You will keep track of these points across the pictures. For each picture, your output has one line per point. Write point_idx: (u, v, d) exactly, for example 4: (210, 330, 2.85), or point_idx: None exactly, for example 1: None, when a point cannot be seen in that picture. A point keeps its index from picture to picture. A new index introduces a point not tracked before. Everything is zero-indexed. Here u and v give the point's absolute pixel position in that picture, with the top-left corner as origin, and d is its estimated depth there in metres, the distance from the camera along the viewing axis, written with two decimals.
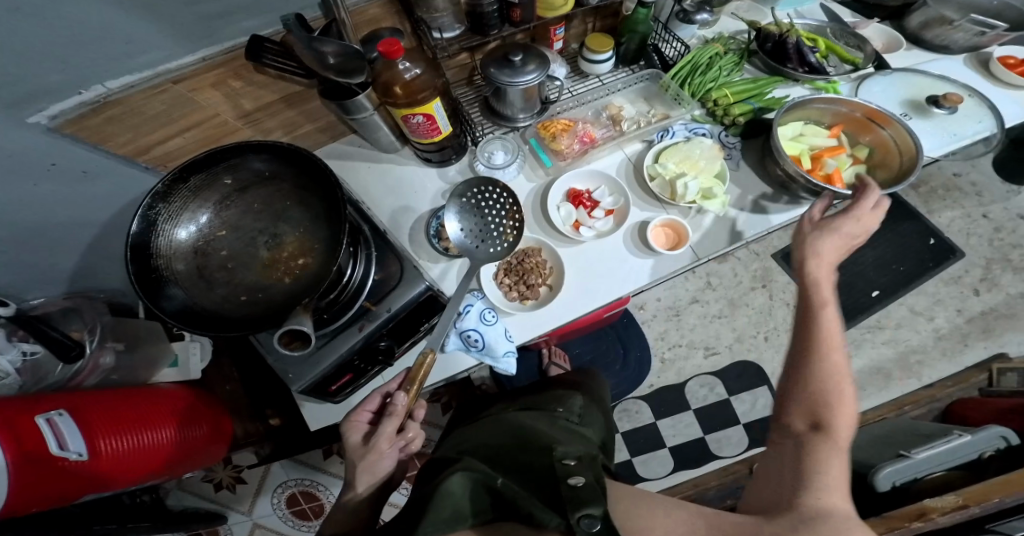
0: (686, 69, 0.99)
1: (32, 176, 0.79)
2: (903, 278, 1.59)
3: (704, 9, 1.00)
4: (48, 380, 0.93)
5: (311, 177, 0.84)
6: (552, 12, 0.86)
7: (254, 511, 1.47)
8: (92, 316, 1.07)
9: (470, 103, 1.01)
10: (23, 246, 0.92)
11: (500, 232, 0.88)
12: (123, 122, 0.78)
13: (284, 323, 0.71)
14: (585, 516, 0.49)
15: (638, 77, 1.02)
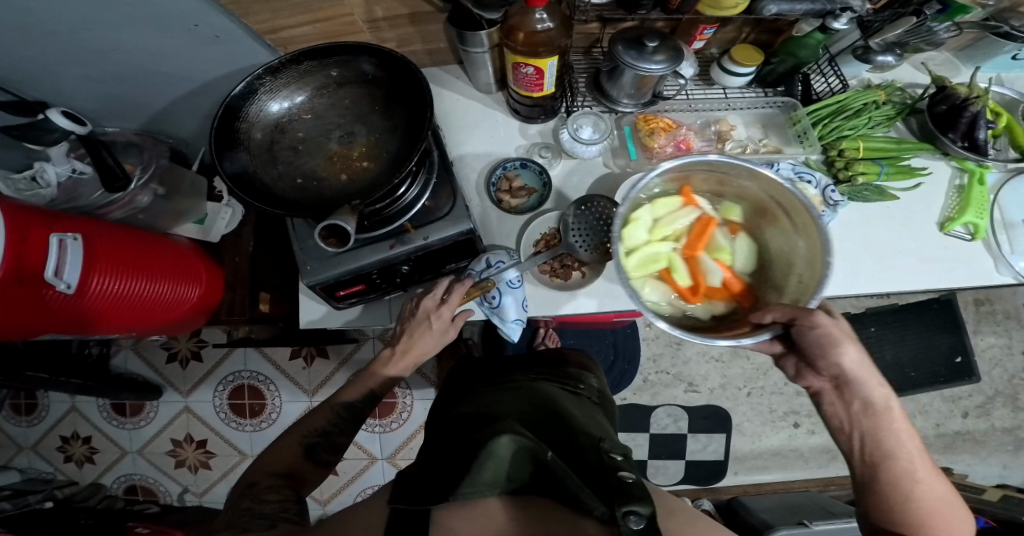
0: (829, 109, 0.89)
1: (157, 30, 0.80)
2: (909, 385, 1.51)
3: (890, 52, 0.85)
4: (81, 202, 0.98)
5: (406, 92, 0.79)
6: (713, 11, 0.76)
7: (191, 395, 1.70)
8: (152, 155, 1.06)
9: (580, 72, 0.98)
10: (115, 82, 0.93)
11: (598, 242, 0.87)
12: (268, 6, 0.77)
13: (327, 217, 0.68)
14: (630, 511, 0.51)
15: (769, 103, 0.93)
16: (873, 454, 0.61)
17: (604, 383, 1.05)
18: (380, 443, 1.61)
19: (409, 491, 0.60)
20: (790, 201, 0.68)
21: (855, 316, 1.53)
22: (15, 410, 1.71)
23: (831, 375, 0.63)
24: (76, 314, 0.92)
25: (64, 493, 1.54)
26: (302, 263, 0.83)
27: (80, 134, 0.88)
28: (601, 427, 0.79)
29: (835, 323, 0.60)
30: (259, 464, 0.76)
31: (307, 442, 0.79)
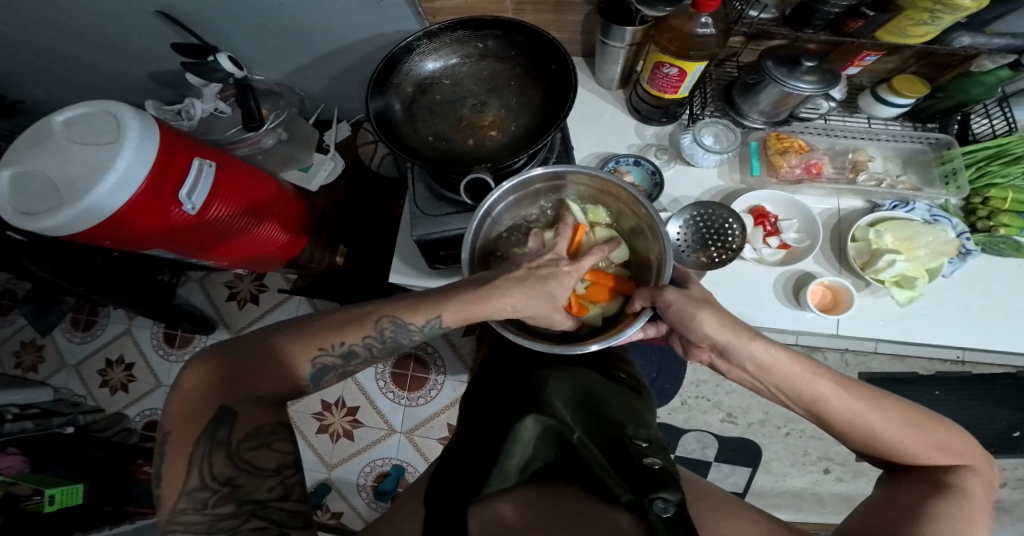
0: (986, 153, 0.91)
1: None
2: None
3: None
4: (213, 135, 1.09)
5: (546, 73, 0.82)
6: (890, 38, 0.78)
7: None
8: (284, 103, 1.16)
9: (710, 83, 0.99)
10: (264, 22, 1.00)
11: (699, 250, 0.89)
12: None
13: (467, 170, 0.75)
14: (658, 498, 0.52)
15: (917, 138, 0.96)
16: (804, 405, 0.64)
17: (638, 370, 1.01)
18: (401, 416, 1.57)
19: (439, 481, 0.60)
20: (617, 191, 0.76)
21: (921, 378, 1.49)
22: (73, 324, 1.74)
23: (708, 346, 0.66)
24: (195, 236, 0.98)
25: (86, 420, 1.49)
26: (412, 215, 0.86)
27: (237, 77, 1.04)
28: (637, 414, 0.77)
29: (682, 296, 0.65)
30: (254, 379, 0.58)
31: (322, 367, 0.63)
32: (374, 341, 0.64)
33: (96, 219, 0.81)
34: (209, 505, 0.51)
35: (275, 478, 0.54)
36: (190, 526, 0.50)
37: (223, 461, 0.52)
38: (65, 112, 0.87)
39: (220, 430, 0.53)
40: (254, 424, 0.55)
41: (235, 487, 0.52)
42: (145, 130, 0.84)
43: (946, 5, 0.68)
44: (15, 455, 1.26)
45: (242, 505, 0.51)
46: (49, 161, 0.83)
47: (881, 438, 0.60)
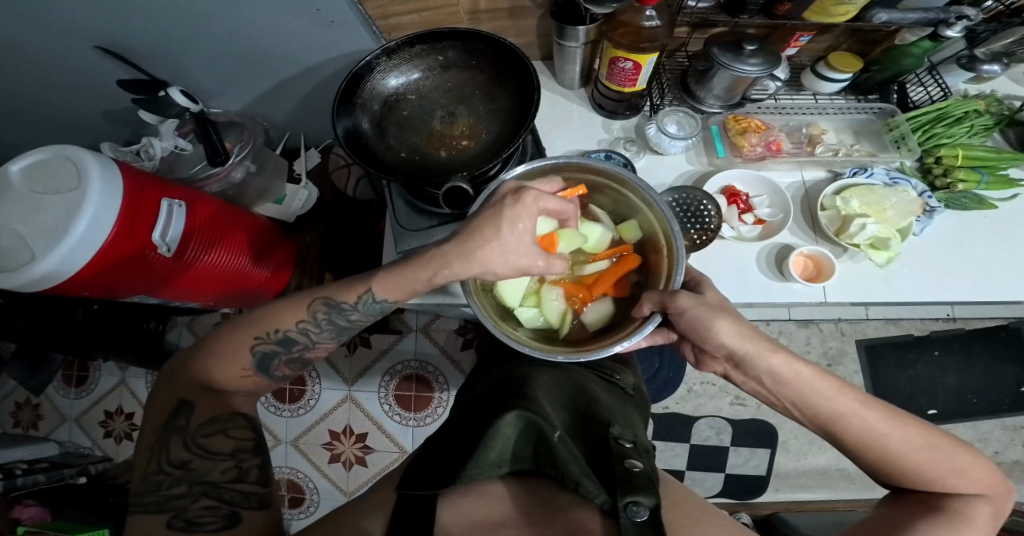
0: (929, 117, 0.94)
1: (282, 7, 0.87)
2: (970, 411, 1.46)
3: (998, 61, 0.88)
4: (180, 174, 1.10)
5: (509, 78, 0.85)
6: (820, 18, 0.79)
7: None
8: (249, 133, 1.15)
9: (666, 72, 1.01)
10: (230, 55, 1.02)
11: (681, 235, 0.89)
12: None
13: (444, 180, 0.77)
14: (631, 502, 0.53)
15: (864, 109, 0.98)
16: (818, 422, 0.64)
17: (637, 378, 1.02)
18: (411, 436, 1.56)
19: (416, 477, 0.61)
20: (627, 187, 0.73)
21: (919, 340, 1.50)
22: (66, 381, 1.72)
23: (724, 355, 0.67)
24: (175, 279, 0.99)
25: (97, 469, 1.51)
26: (398, 232, 0.88)
27: (193, 111, 1.07)
28: (625, 414, 0.79)
29: (698, 304, 0.65)
30: (206, 374, 0.64)
31: (266, 354, 0.66)
32: (310, 326, 0.66)
33: (70, 271, 0.80)
34: (165, 486, 0.59)
35: (229, 462, 0.62)
36: (148, 505, 0.57)
37: (179, 446, 0.61)
38: (22, 160, 0.86)
39: (178, 420, 0.62)
40: (210, 415, 0.63)
41: (190, 470, 0.60)
42: (110, 176, 0.83)
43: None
44: (34, 506, 1.28)
45: (195, 486, 0.59)
46: (12, 216, 0.82)
47: (894, 457, 0.61)
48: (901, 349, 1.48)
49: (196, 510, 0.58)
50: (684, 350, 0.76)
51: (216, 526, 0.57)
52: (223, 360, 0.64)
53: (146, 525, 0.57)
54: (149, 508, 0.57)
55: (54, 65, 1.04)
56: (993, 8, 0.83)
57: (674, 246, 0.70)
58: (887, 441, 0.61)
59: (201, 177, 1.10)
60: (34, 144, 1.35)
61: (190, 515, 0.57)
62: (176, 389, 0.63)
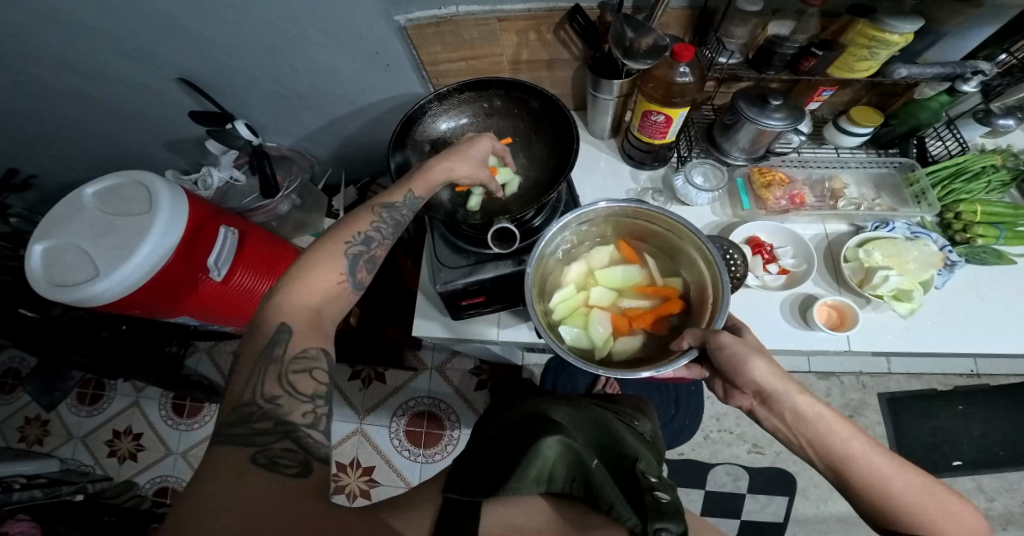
0: (948, 171, 0.98)
1: (344, 48, 0.96)
2: (997, 465, 1.43)
3: (1012, 115, 0.90)
4: (230, 204, 1.22)
5: (546, 122, 0.96)
6: (842, 73, 0.88)
7: None
8: (297, 169, 1.28)
9: (695, 124, 1.08)
10: (289, 91, 1.11)
11: None
12: (443, 40, 0.93)
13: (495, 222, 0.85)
14: (661, 527, 0.54)
15: (885, 163, 1.03)
16: (829, 461, 0.66)
17: (655, 426, 1.04)
18: (418, 472, 1.54)
19: (462, 480, 0.61)
20: (684, 233, 0.79)
21: (941, 393, 1.49)
22: (79, 399, 1.74)
23: (753, 391, 0.69)
24: (208, 299, 1.05)
25: (95, 487, 1.47)
26: (437, 269, 0.91)
27: (253, 143, 1.16)
28: (646, 452, 0.80)
29: (738, 342, 0.68)
30: (298, 295, 0.62)
31: (355, 257, 0.69)
32: (382, 226, 0.73)
33: (127, 286, 0.89)
34: (251, 419, 0.52)
35: (309, 405, 0.57)
36: (234, 435, 0.51)
37: (273, 380, 0.56)
38: (95, 183, 0.98)
39: (276, 348, 0.57)
40: (302, 346, 0.59)
41: (276, 406, 0.55)
42: (177, 204, 0.96)
43: (880, 42, 0.78)
44: (26, 521, 1.16)
45: (279, 424, 0.53)
46: (84, 233, 0.94)
47: (895, 499, 0.62)
48: (922, 400, 1.47)
49: (279, 450, 0.51)
50: (715, 387, 0.77)
51: (295, 471, 0.50)
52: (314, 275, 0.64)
53: (230, 462, 0.49)
54: (225, 439, 0.51)
55: (122, 95, 1.13)
56: (1005, 62, 0.90)
57: (721, 290, 0.73)
58: (885, 485, 0.62)
59: (252, 206, 1.21)
60: (87, 169, 1.44)
61: (271, 454, 0.50)
62: (276, 309, 0.60)
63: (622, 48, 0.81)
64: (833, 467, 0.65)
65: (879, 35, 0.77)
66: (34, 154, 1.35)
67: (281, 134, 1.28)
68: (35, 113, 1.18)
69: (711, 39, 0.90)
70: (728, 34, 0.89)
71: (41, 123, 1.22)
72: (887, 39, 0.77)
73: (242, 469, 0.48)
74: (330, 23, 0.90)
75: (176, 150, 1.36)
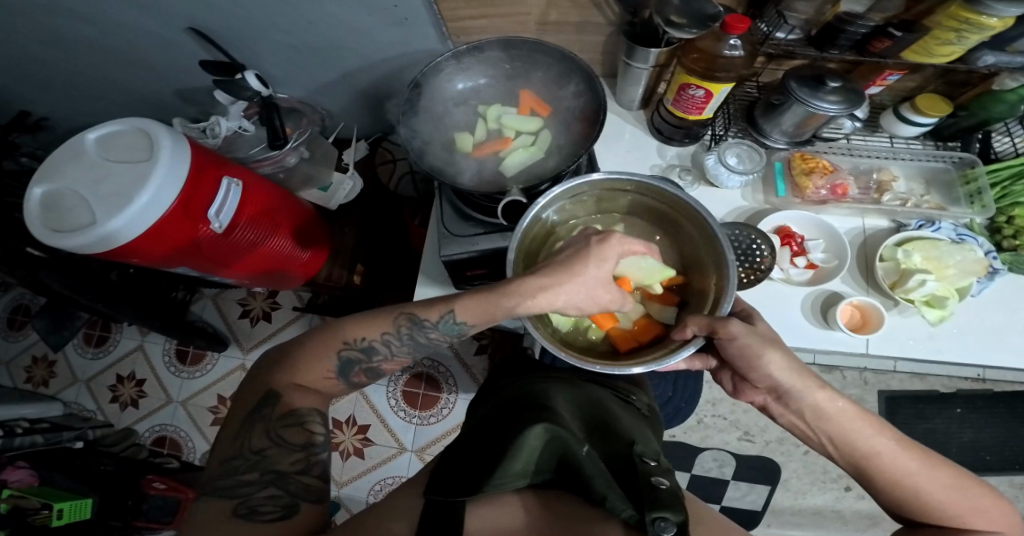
0: (1010, 172, 0.92)
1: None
2: (983, 466, 1.43)
3: None
4: (239, 154, 1.18)
5: (570, 89, 0.92)
6: (915, 57, 0.80)
7: (248, 354, 1.68)
8: (307, 121, 1.24)
9: (737, 100, 1.01)
10: (299, 41, 1.04)
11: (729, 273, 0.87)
12: None
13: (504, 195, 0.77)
14: (658, 517, 0.49)
15: (941, 157, 0.98)
16: (852, 460, 0.62)
17: (653, 400, 1.00)
18: (412, 434, 1.55)
19: (442, 484, 0.59)
20: (687, 211, 0.73)
21: (941, 394, 1.46)
22: (86, 340, 1.75)
23: (766, 387, 0.65)
24: (209, 251, 1.02)
25: (94, 434, 1.52)
26: (442, 236, 0.86)
27: (263, 95, 1.11)
28: (646, 436, 0.75)
29: (750, 332, 0.63)
30: (291, 371, 0.66)
31: (348, 361, 0.68)
32: (391, 339, 0.68)
33: (122, 237, 0.86)
34: (238, 471, 0.58)
35: (301, 454, 0.61)
36: (223, 488, 0.57)
37: (261, 435, 0.61)
38: (98, 130, 0.94)
39: (262, 411, 0.62)
40: (290, 409, 0.63)
41: (265, 457, 0.60)
42: (178, 153, 0.91)
43: (973, 25, 0.71)
44: (25, 470, 1.25)
45: (265, 474, 0.58)
46: (83, 177, 0.90)
47: (921, 495, 0.59)
48: (921, 400, 1.45)
49: (261, 498, 0.56)
50: (723, 381, 0.75)
51: (277, 516, 0.55)
52: (307, 365, 0.67)
53: (214, 510, 0.55)
54: (218, 492, 0.57)
55: (128, 38, 1.07)
56: None
57: (726, 273, 0.68)
58: (908, 479, 0.59)
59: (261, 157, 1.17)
60: (95, 113, 1.39)
61: (253, 503, 0.56)
62: (265, 383, 0.65)
63: (665, 17, 0.74)
64: (850, 461, 0.63)
65: (975, 17, 0.70)
66: (40, 93, 1.30)
67: (293, 86, 1.22)
68: (38, 50, 1.13)
69: (770, 12, 0.83)
70: (790, 8, 0.82)
71: (46, 61, 1.17)
72: (982, 23, 0.70)
73: (226, 521, 0.54)
74: None
75: (185, 98, 1.30)
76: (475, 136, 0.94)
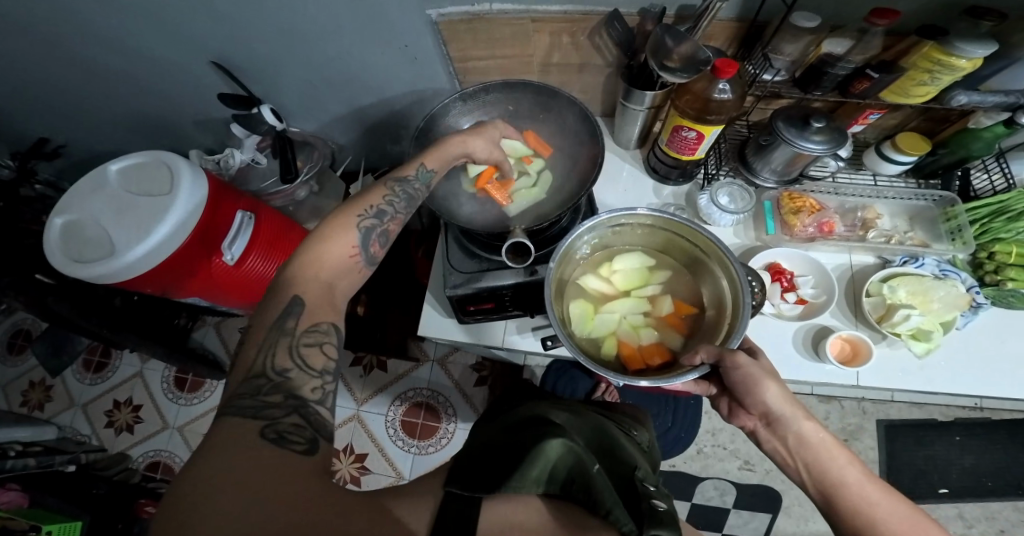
0: (987, 211, 0.96)
1: (373, 38, 0.95)
2: (985, 495, 1.43)
3: None
4: (250, 186, 1.23)
5: (571, 128, 0.97)
6: (894, 98, 0.87)
7: None
8: (317, 155, 1.28)
9: (729, 139, 1.07)
10: (313, 76, 1.10)
11: None
12: (474, 36, 0.92)
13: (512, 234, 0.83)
14: None
15: (922, 196, 1.03)
16: (821, 488, 0.63)
17: (653, 436, 1.01)
18: (411, 462, 1.55)
19: (463, 476, 0.57)
20: (709, 248, 0.78)
21: (938, 422, 1.48)
22: (85, 366, 1.76)
23: (758, 413, 0.68)
24: (221, 280, 1.06)
25: (87, 458, 1.48)
26: (449, 272, 0.90)
27: (277, 129, 1.16)
28: (643, 462, 0.78)
29: (754, 364, 0.68)
30: (304, 276, 0.61)
31: (366, 231, 0.69)
32: (394, 200, 0.74)
33: (144, 267, 0.90)
34: (261, 392, 0.51)
35: (318, 382, 0.56)
36: (240, 407, 0.50)
37: (283, 352, 0.55)
38: (120, 160, 0.98)
39: (286, 322, 0.57)
40: (313, 322, 0.58)
41: (286, 380, 0.54)
42: (196, 187, 0.95)
43: (944, 66, 0.77)
44: (15, 491, 1.26)
45: (289, 399, 0.52)
46: (105, 207, 0.94)
47: (879, 528, 0.57)
48: (919, 428, 1.47)
49: (287, 425, 0.49)
50: (721, 406, 0.77)
51: (303, 449, 0.48)
52: (321, 263, 0.63)
53: (237, 429, 0.48)
54: (243, 414, 0.49)
55: (152, 72, 1.13)
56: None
57: (741, 311, 0.73)
58: (871, 505, 0.59)
59: (273, 191, 1.22)
60: (112, 142, 1.45)
61: (280, 429, 0.49)
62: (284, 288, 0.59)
63: (659, 61, 0.80)
64: (818, 487, 0.64)
65: (946, 59, 0.76)
66: (62, 123, 1.36)
67: (306, 119, 1.28)
68: (65, 84, 1.19)
69: (757, 55, 0.91)
70: (777, 51, 0.88)
71: (70, 92, 1.23)
72: (953, 64, 0.76)
73: (252, 440, 0.47)
74: (362, 14, 0.89)
75: (200, 130, 1.35)
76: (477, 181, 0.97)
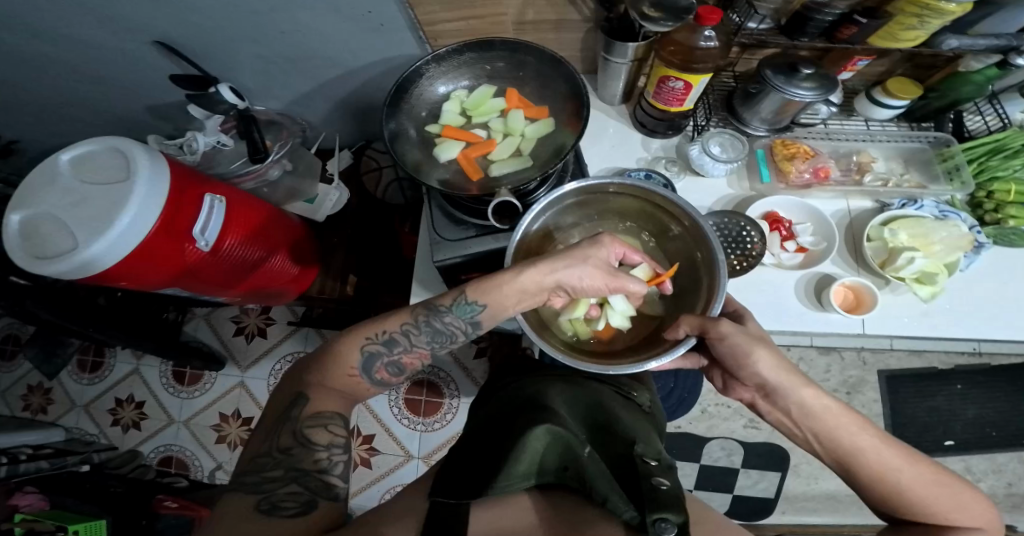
0: (985, 148, 0.93)
1: (335, 7, 0.89)
2: (988, 444, 1.43)
3: None
4: (215, 168, 1.17)
5: (551, 87, 0.93)
6: (883, 44, 0.81)
7: (246, 372, 1.67)
8: (287, 134, 1.23)
9: (716, 91, 1.01)
10: (276, 55, 1.04)
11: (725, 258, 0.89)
12: None
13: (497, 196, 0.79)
14: (659, 518, 0.47)
15: (916, 138, 0.98)
16: (836, 457, 0.62)
17: (653, 396, 0.98)
18: (417, 441, 1.54)
19: (448, 486, 0.59)
20: (675, 209, 0.74)
21: (941, 372, 1.46)
22: (80, 367, 1.73)
23: (755, 385, 0.65)
24: (195, 271, 1.02)
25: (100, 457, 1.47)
26: (434, 242, 0.86)
27: (239, 108, 1.09)
28: (649, 436, 0.74)
29: (739, 332, 0.64)
30: (321, 371, 0.66)
31: (371, 354, 0.67)
32: (411, 329, 0.68)
33: (106, 262, 0.85)
34: (262, 468, 0.57)
35: (323, 453, 0.61)
36: (250, 484, 0.56)
37: (287, 436, 0.60)
38: (71, 151, 0.94)
39: (292, 412, 0.63)
40: (317, 410, 0.63)
41: (289, 456, 0.59)
42: (157, 171, 0.91)
43: (932, 10, 0.71)
44: (33, 494, 1.25)
45: (289, 471, 0.58)
46: (62, 202, 0.89)
47: (900, 490, 0.59)
48: (921, 380, 1.45)
49: (283, 494, 0.55)
50: (712, 375, 0.74)
51: (296, 511, 0.54)
52: (330, 360, 0.67)
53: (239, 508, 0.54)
54: (246, 488, 0.55)
55: (104, 58, 1.06)
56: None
57: (717, 268, 0.70)
58: (887, 474, 0.59)
59: (240, 173, 1.16)
60: (70, 133, 1.39)
61: (275, 498, 0.55)
62: (296, 386, 0.66)
63: (640, 11, 0.74)
64: (830, 455, 0.63)
65: (933, 2, 0.70)
66: (14, 117, 1.29)
67: (274, 99, 1.22)
68: (16, 74, 1.12)
69: (741, 4, 0.83)
70: None
71: (17, 86, 1.16)
72: (940, 8, 0.70)
73: (248, 515, 0.53)
74: None
75: (164, 115, 1.29)
76: (456, 144, 0.92)
